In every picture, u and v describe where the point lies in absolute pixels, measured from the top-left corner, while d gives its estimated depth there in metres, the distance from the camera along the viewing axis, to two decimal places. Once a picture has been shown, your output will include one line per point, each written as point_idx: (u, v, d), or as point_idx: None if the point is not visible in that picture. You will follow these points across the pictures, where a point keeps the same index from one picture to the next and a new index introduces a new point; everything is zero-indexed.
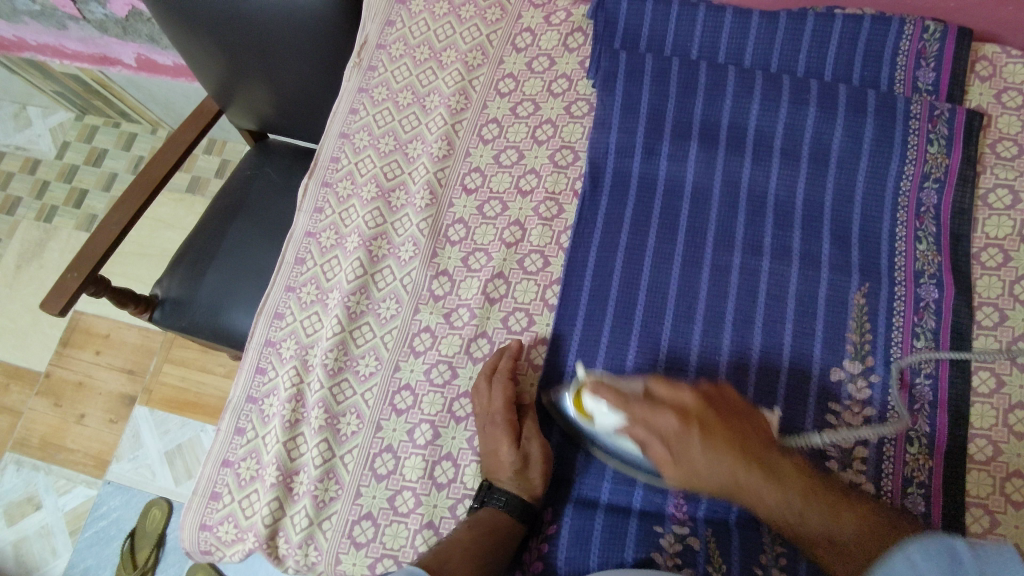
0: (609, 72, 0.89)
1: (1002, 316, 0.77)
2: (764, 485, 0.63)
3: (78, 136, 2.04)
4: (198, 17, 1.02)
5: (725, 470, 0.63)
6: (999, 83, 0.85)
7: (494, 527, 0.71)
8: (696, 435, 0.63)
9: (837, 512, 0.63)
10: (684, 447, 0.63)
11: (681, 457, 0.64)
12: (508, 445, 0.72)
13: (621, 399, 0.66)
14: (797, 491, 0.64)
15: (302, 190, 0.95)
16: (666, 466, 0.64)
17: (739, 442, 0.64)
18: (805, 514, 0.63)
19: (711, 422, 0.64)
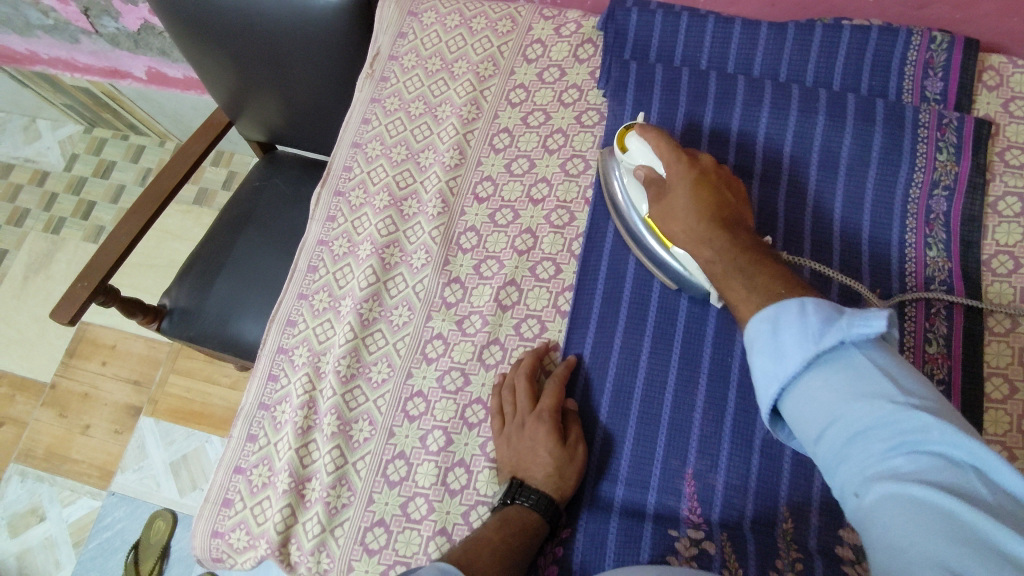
0: (619, 82, 0.90)
1: (1014, 322, 0.77)
2: (724, 234, 0.68)
3: (88, 148, 2.06)
4: (213, 33, 1.04)
5: (698, 210, 0.70)
6: (1006, 92, 0.86)
7: (517, 527, 0.69)
8: (685, 182, 0.72)
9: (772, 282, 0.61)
10: (675, 177, 0.73)
11: (667, 193, 0.74)
12: (552, 443, 0.72)
13: (656, 143, 0.75)
14: (753, 262, 0.64)
15: (315, 200, 0.96)
16: (658, 200, 0.75)
17: (721, 214, 0.70)
18: (749, 287, 0.62)
19: (705, 182, 0.72)
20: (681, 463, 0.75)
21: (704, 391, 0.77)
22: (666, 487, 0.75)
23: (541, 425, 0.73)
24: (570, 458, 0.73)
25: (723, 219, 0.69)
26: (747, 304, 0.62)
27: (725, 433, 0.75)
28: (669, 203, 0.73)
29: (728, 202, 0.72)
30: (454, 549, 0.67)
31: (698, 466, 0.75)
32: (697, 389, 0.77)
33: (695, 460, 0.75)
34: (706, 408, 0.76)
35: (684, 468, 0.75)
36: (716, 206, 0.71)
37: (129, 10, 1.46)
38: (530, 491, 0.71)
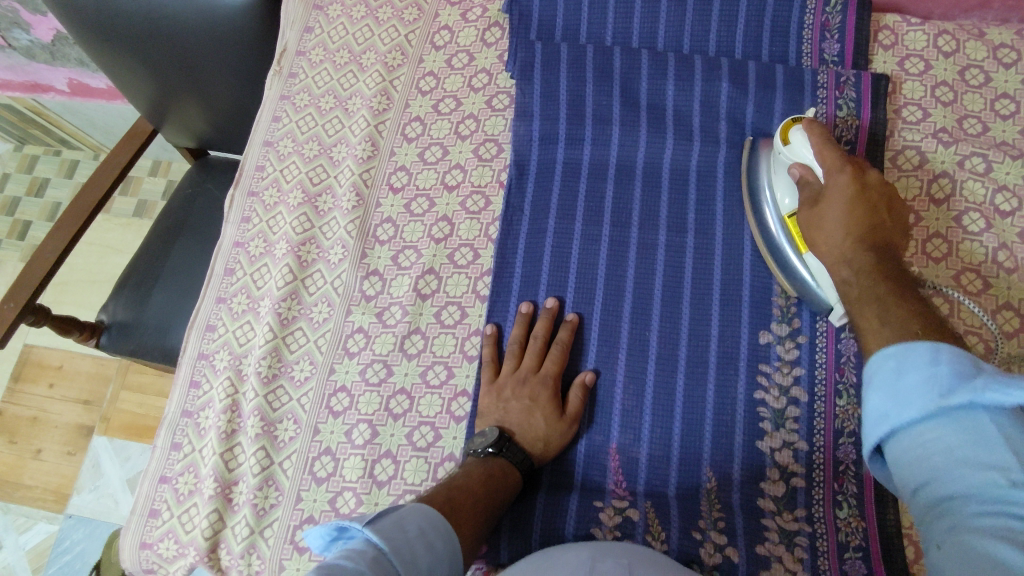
0: (526, 63, 0.90)
1: (917, 274, 0.78)
2: (856, 250, 0.63)
3: (18, 166, 1.99)
4: (122, 39, 1.01)
5: (851, 221, 0.65)
6: (900, 51, 0.88)
7: (503, 483, 0.70)
8: (847, 174, 0.67)
9: (910, 309, 0.53)
10: (834, 187, 0.67)
11: (822, 202, 0.68)
12: (554, 410, 0.75)
13: (824, 139, 0.70)
14: (891, 292, 0.56)
15: (229, 202, 0.94)
16: (807, 202, 0.70)
17: (880, 267, 0.60)
18: (881, 316, 0.54)
19: (874, 196, 0.66)
20: (604, 437, 0.77)
21: (624, 365, 0.79)
22: (591, 461, 0.76)
23: (544, 390, 0.76)
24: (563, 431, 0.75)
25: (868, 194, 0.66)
26: (886, 334, 0.52)
27: (646, 405, 0.77)
28: (830, 185, 0.68)
29: (890, 243, 0.64)
30: (437, 491, 0.66)
31: (622, 439, 0.76)
32: (617, 363, 0.79)
33: (618, 434, 0.76)
34: (627, 382, 0.78)
35: (608, 442, 0.76)
36: (872, 233, 0.64)
37: (38, 20, 1.42)
38: (515, 447, 0.73)
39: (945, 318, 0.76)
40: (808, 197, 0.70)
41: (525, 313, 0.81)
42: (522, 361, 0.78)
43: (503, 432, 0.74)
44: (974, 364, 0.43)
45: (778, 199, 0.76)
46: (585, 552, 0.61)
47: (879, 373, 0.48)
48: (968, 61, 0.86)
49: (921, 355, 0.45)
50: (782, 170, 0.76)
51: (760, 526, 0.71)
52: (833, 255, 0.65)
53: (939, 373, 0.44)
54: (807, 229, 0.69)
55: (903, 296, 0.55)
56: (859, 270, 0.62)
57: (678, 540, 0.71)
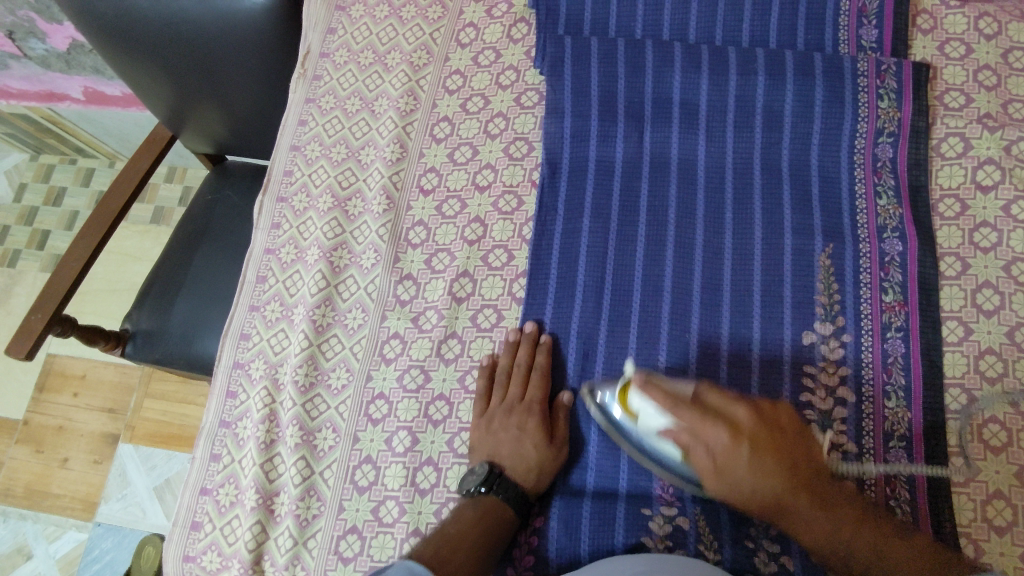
0: (555, 59, 0.88)
1: (965, 264, 0.77)
2: (898, 552, 0.63)
3: (35, 177, 1.98)
4: (138, 43, 0.96)
5: (773, 480, 0.64)
6: (940, 35, 0.85)
7: (496, 522, 0.69)
8: (745, 451, 0.64)
9: (856, 527, 0.65)
10: (735, 463, 0.63)
11: (726, 470, 0.65)
12: (542, 438, 0.73)
13: (667, 399, 0.65)
14: (802, 479, 0.65)
15: (258, 208, 0.94)
16: (711, 479, 0.66)
17: (794, 481, 0.65)
18: (809, 521, 0.65)
19: (761, 442, 0.65)
20: None
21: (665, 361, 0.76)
22: (637, 462, 0.74)
23: (531, 418, 0.74)
24: (554, 459, 0.73)
25: (763, 439, 0.65)
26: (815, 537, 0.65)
27: None
28: (723, 456, 0.65)
29: (772, 426, 0.66)
30: (427, 544, 0.66)
31: None
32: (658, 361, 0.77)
33: None
34: None
35: None
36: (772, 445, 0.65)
37: (55, 28, 1.41)
38: (507, 482, 0.71)
39: (996, 310, 0.74)
40: (705, 459, 0.65)
41: (513, 340, 0.79)
42: (508, 391, 0.77)
43: (493, 467, 0.72)
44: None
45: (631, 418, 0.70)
46: (639, 566, 0.61)
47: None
48: (1011, 43, 0.84)
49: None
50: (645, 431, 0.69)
51: None
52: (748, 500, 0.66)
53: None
54: (721, 480, 0.66)
55: (827, 508, 0.65)
56: (827, 512, 0.65)
57: (731, 549, 0.69)
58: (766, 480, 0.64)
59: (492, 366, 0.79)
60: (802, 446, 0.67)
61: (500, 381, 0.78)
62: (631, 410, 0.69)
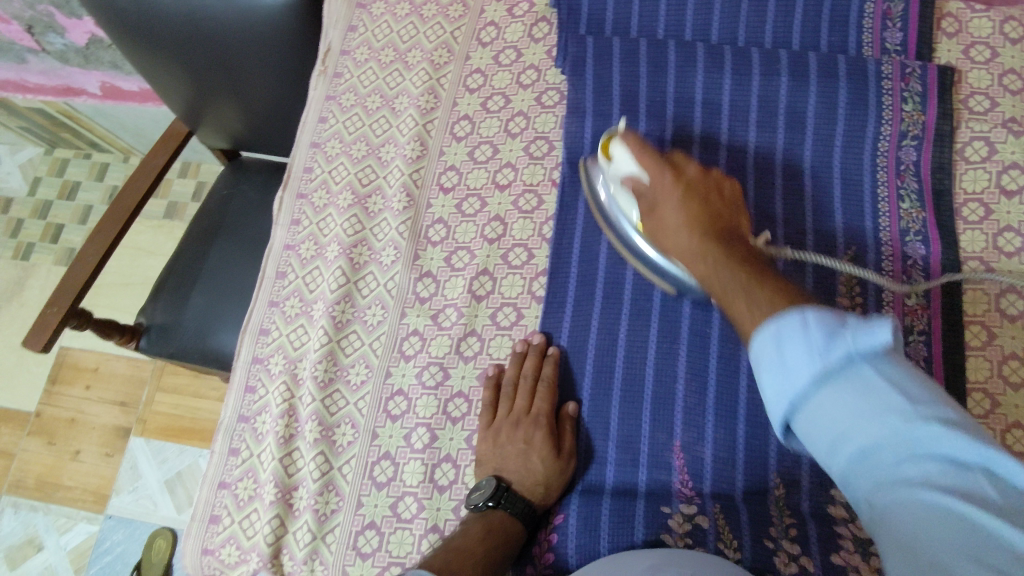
0: (577, 59, 0.88)
1: (988, 269, 0.76)
2: (766, 306, 0.51)
3: (50, 170, 1.99)
4: (160, 41, 0.96)
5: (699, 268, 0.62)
6: (965, 38, 0.85)
7: (506, 537, 0.69)
8: (707, 248, 0.62)
9: (768, 296, 0.52)
10: (669, 218, 0.66)
11: (658, 209, 0.68)
12: (549, 451, 0.72)
13: (641, 152, 0.69)
14: (748, 257, 0.60)
15: (278, 204, 0.94)
16: (651, 218, 0.69)
17: (736, 255, 0.60)
18: (750, 304, 0.53)
19: (712, 241, 0.62)
20: (667, 436, 0.74)
21: (685, 360, 0.76)
22: (656, 461, 0.73)
23: (537, 431, 0.73)
24: (561, 471, 0.72)
25: (692, 188, 0.67)
26: (760, 317, 0.51)
27: (709, 404, 0.74)
28: (660, 196, 0.68)
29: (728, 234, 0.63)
30: (436, 555, 0.65)
31: (684, 438, 0.74)
32: (678, 359, 0.76)
33: (682, 432, 0.74)
34: (689, 379, 0.75)
35: (672, 440, 0.74)
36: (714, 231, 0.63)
37: (74, 23, 1.41)
38: (514, 497, 0.71)
39: (1020, 315, 0.74)
40: (645, 205, 0.69)
41: (520, 351, 0.79)
42: (514, 403, 0.76)
43: (501, 482, 0.72)
44: (837, 317, 0.45)
45: (626, 209, 0.74)
46: (647, 562, 0.61)
47: (764, 359, 0.47)
48: None
49: (794, 325, 0.46)
50: (626, 198, 0.73)
51: (834, 531, 0.68)
52: (681, 256, 0.65)
53: (811, 338, 0.44)
54: (653, 225, 0.69)
55: (767, 287, 0.54)
56: (768, 291, 0.53)
57: (752, 547, 0.68)
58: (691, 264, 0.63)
59: (499, 378, 0.79)
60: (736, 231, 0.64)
61: (506, 395, 0.77)
62: (609, 157, 0.74)
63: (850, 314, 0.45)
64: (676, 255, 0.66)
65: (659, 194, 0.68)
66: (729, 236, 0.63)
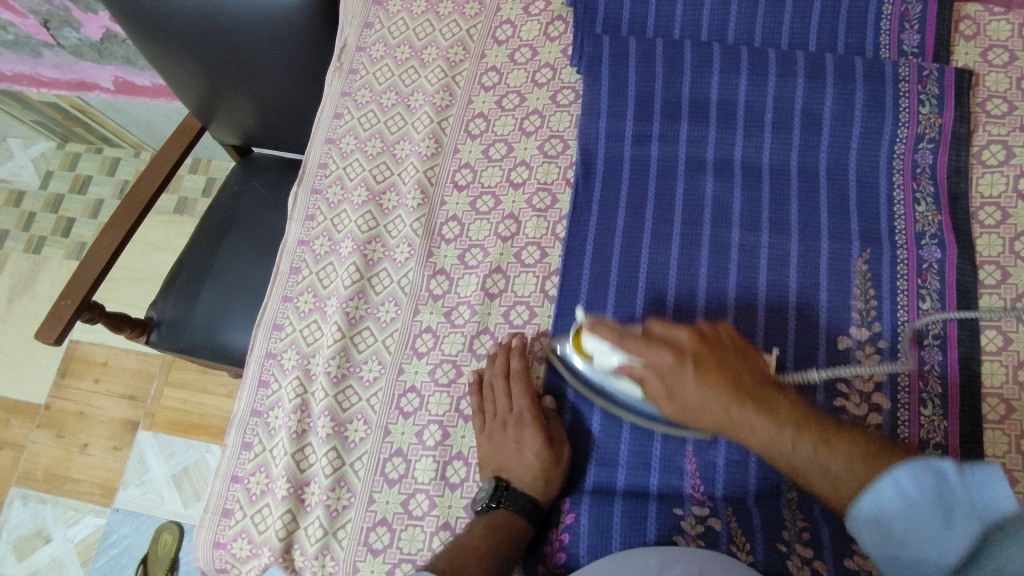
0: (593, 57, 0.88)
1: (1005, 273, 0.76)
2: (855, 475, 0.56)
3: (61, 164, 2.00)
4: (175, 36, 0.97)
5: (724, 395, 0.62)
6: (983, 41, 0.84)
7: (510, 534, 0.68)
8: (690, 370, 0.63)
9: (856, 454, 0.57)
10: (686, 391, 0.63)
11: (677, 393, 0.64)
12: (537, 442, 0.71)
13: (615, 337, 0.65)
14: (737, 395, 0.62)
15: (292, 200, 0.94)
16: (661, 400, 0.65)
17: (748, 392, 0.62)
18: (826, 471, 0.58)
19: (709, 360, 0.63)
20: (680, 438, 0.74)
21: None
22: (668, 462, 0.73)
23: (521, 426, 0.73)
24: (553, 459, 0.71)
25: (706, 345, 0.64)
26: (846, 488, 0.57)
27: None
28: (670, 375, 0.63)
29: (733, 365, 0.64)
30: (440, 557, 0.65)
31: (697, 440, 0.74)
32: None
33: (694, 434, 0.74)
34: None
35: (684, 443, 0.74)
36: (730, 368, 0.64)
37: (89, 18, 1.42)
38: (514, 493, 0.70)
39: None
40: (657, 389, 0.65)
41: (494, 353, 0.79)
42: (496, 403, 0.76)
43: (500, 481, 0.72)
44: (937, 468, 0.50)
45: (592, 361, 0.70)
46: (653, 558, 0.61)
47: (862, 518, 0.53)
48: None
49: (888, 487, 0.51)
50: (602, 373, 0.71)
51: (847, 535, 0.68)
52: (698, 416, 0.64)
53: (916, 502, 0.50)
54: (674, 400, 0.64)
55: (831, 441, 0.58)
56: (846, 449, 0.58)
57: (764, 551, 0.68)
58: (719, 404, 0.62)
59: (480, 380, 0.79)
60: (745, 359, 0.65)
61: (487, 396, 0.77)
62: (584, 354, 0.71)
63: (946, 462, 0.50)
64: (708, 423, 0.64)
65: (659, 366, 0.64)
66: (749, 373, 0.64)
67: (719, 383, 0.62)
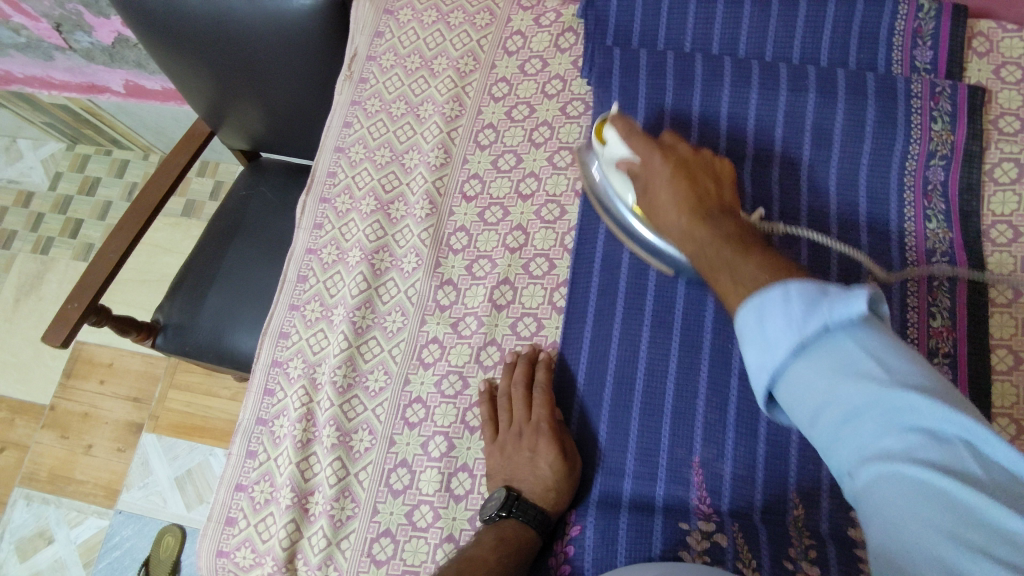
0: (603, 69, 0.88)
1: (1017, 292, 0.75)
2: (759, 278, 0.53)
3: (71, 166, 2.01)
4: (186, 41, 0.97)
5: (701, 234, 0.63)
6: (996, 58, 0.84)
7: (518, 546, 0.68)
8: (693, 215, 0.65)
9: (762, 266, 0.54)
10: (676, 227, 0.67)
11: (651, 188, 0.70)
12: (553, 454, 0.70)
13: (627, 129, 0.74)
14: (734, 233, 0.61)
15: (301, 208, 0.95)
16: (658, 218, 0.69)
17: (710, 218, 0.64)
18: (734, 278, 0.56)
19: (713, 212, 0.65)
20: (687, 451, 0.73)
21: (706, 376, 0.75)
22: (674, 477, 0.73)
23: (538, 437, 0.72)
24: (568, 472, 0.70)
25: (682, 166, 0.69)
26: (744, 288, 0.54)
27: (730, 422, 0.73)
28: (652, 177, 0.71)
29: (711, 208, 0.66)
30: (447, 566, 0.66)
31: (705, 456, 0.73)
32: (699, 376, 0.75)
33: (702, 450, 0.73)
34: (709, 395, 0.74)
35: (691, 456, 0.73)
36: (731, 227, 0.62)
37: (101, 23, 1.43)
38: (525, 504, 0.70)
39: None
40: (665, 201, 0.68)
41: (511, 362, 0.79)
42: (513, 413, 0.76)
43: (511, 492, 0.71)
44: (819, 289, 0.44)
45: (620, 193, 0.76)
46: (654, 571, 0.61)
47: (746, 329, 0.46)
48: None
49: (837, 339, 0.43)
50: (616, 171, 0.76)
51: (855, 554, 0.67)
52: (677, 237, 0.67)
53: (792, 313, 0.44)
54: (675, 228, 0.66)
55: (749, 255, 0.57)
56: (760, 263, 0.55)
57: (770, 568, 0.67)
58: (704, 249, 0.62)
59: (492, 391, 0.79)
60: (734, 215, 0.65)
61: (503, 406, 0.77)
62: (601, 140, 0.77)
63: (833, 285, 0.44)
64: (693, 249, 0.64)
65: (648, 168, 0.71)
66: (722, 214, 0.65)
67: (707, 225, 0.63)
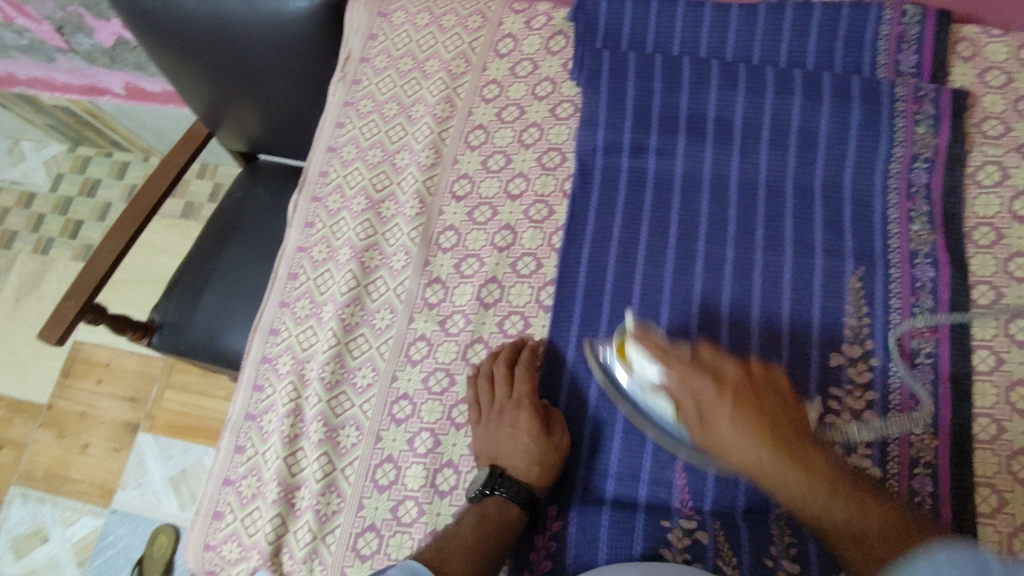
0: (592, 71, 0.89)
1: (998, 293, 0.76)
2: (885, 540, 0.59)
3: (72, 167, 2.03)
4: (185, 44, 0.98)
5: (763, 451, 0.62)
6: (980, 63, 0.85)
7: (501, 521, 0.69)
8: (757, 432, 0.63)
9: (897, 519, 0.60)
10: (737, 445, 0.64)
11: (710, 420, 0.65)
12: (535, 429, 0.72)
13: (661, 352, 0.68)
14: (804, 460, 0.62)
15: (294, 207, 0.96)
16: (700, 431, 0.66)
17: (802, 459, 0.62)
18: (857, 531, 0.61)
19: (783, 426, 0.64)
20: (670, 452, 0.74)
21: None
22: (657, 476, 0.73)
23: (521, 413, 0.74)
24: (551, 446, 0.72)
25: (748, 393, 0.65)
26: (853, 533, 0.61)
27: None
28: (707, 411, 0.65)
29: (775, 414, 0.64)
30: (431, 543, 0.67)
31: None
32: None
33: None
34: None
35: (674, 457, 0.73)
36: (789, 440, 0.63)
37: (102, 25, 1.44)
38: (509, 480, 0.71)
39: None
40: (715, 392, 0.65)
41: (492, 348, 0.81)
42: (493, 392, 0.77)
43: (495, 469, 0.73)
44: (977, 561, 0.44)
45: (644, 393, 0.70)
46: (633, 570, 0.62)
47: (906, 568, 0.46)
48: None
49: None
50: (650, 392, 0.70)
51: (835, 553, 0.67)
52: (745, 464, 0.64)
53: None
54: (721, 437, 0.65)
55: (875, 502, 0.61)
56: (882, 516, 0.60)
57: (750, 566, 0.68)
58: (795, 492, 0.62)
59: (474, 373, 0.80)
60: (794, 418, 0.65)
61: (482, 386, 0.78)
62: (625, 361, 0.71)
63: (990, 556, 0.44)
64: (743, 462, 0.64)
65: (701, 415, 0.66)
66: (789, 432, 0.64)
67: (790, 463, 0.62)
